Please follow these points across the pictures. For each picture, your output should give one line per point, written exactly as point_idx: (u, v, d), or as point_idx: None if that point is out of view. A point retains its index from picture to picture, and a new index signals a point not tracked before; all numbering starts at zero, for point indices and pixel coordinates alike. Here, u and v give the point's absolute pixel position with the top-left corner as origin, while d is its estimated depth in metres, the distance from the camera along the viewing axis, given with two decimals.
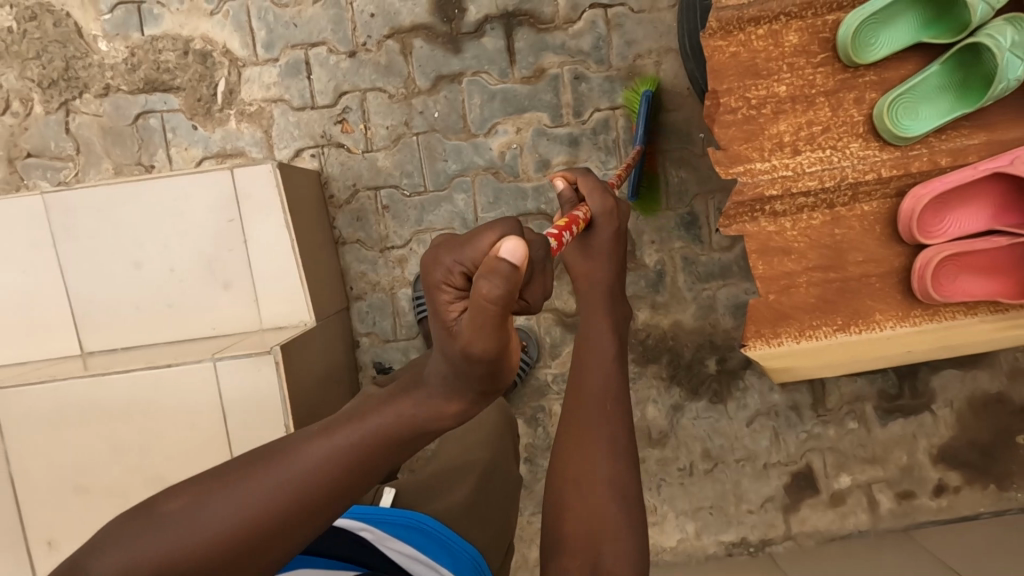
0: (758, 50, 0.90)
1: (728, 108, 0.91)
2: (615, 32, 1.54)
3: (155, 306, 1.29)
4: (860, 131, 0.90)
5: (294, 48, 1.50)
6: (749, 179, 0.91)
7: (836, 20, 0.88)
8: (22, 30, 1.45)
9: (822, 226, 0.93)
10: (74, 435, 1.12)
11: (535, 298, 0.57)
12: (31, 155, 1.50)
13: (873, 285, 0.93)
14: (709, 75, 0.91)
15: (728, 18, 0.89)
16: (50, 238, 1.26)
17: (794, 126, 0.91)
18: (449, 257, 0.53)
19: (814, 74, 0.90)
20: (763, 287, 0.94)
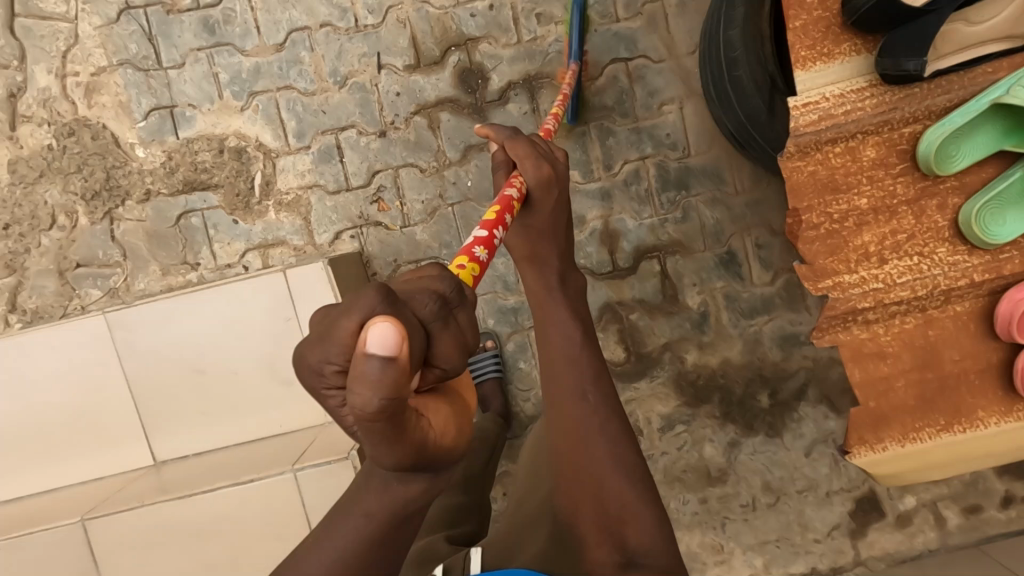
0: (838, 166, 0.84)
1: (810, 225, 0.85)
2: (638, 84, 1.54)
3: (222, 410, 1.31)
4: (945, 235, 0.85)
5: (324, 134, 1.53)
6: (839, 293, 0.86)
7: (914, 131, 0.83)
8: (62, 146, 1.48)
9: (915, 329, 0.88)
10: (166, 552, 1.15)
11: (450, 358, 0.53)
12: (80, 265, 1.53)
13: (974, 383, 0.88)
14: (789, 194, 0.85)
15: (805, 141, 0.83)
16: (117, 355, 1.28)
17: (879, 236, 0.86)
18: (315, 358, 0.49)
19: (894, 184, 0.85)
20: (861, 394, 0.89)
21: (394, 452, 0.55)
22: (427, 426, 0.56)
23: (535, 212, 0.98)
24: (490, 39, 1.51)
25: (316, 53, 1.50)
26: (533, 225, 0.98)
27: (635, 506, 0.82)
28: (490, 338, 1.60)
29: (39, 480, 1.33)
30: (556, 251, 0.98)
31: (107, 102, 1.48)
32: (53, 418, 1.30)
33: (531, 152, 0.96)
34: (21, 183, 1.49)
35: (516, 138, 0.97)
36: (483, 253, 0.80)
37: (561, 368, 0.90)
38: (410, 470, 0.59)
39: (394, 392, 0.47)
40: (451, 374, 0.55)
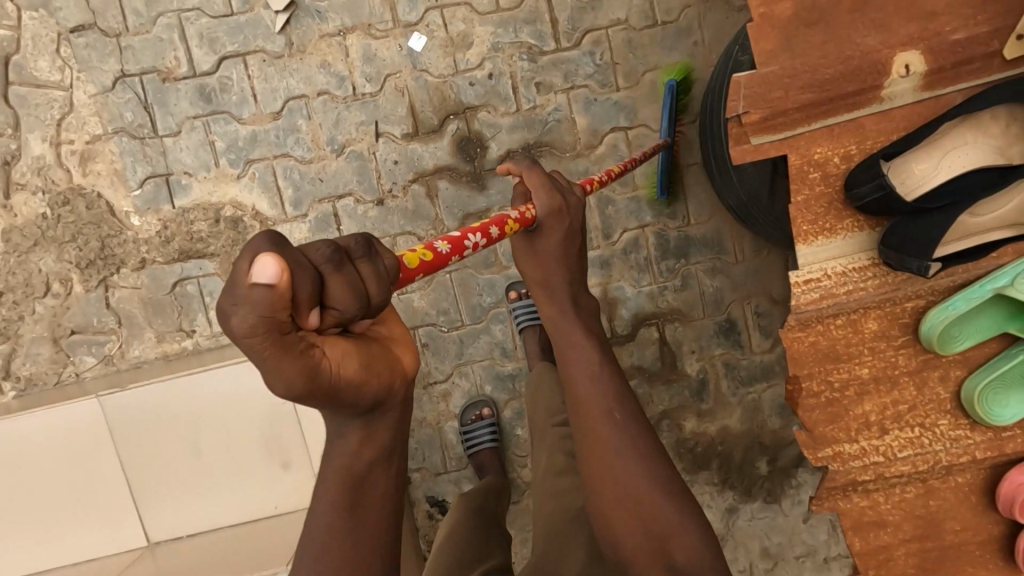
0: (839, 338, 0.86)
1: (811, 392, 0.88)
2: (638, 153, 1.53)
3: (216, 492, 1.30)
4: (947, 407, 0.88)
5: (321, 202, 1.51)
6: (840, 466, 0.90)
7: (916, 307, 0.85)
8: (56, 215, 1.47)
9: (916, 498, 0.92)
10: None
11: (340, 299, 0.55)
12: (74, 332, 1.52)
13: (972, 551, 0.93)
14: (789, 362, 0.88)
15: (808, 316, 0.86)
16: (110, 439, 1.27)
17: (879, 406, 0.88)
18: (228, 299, 0.51)
19: (897, 355, 0.87)
20: (863, 562, 0.94)
21: (350, 407, 0.64)
22: (326, 366, 0.57)
23: (546, 242, 0.95)
24: (489, 107, 1.50)
25: (313, 122, 1.49)
26: (546, 262, 0.96)
27: (659, 501, 0.85)
28: (487, 405, 1.59)
29: (29, 562, 1.31)
30: (552, 244, 0.96)
31: (102, 170, 1.47)
32: (44, 500, 1.29)
33: (542, 182, 0.95)
34: (16, 251, 1.48)
35: (530, 174, 0.96)
36: (442, 246, 0.77)
37: (587, 411, 0.89)
38: (367, 415, 0.66)
39: (268, 312, 0.51)
40: (349, 319, 0.57)
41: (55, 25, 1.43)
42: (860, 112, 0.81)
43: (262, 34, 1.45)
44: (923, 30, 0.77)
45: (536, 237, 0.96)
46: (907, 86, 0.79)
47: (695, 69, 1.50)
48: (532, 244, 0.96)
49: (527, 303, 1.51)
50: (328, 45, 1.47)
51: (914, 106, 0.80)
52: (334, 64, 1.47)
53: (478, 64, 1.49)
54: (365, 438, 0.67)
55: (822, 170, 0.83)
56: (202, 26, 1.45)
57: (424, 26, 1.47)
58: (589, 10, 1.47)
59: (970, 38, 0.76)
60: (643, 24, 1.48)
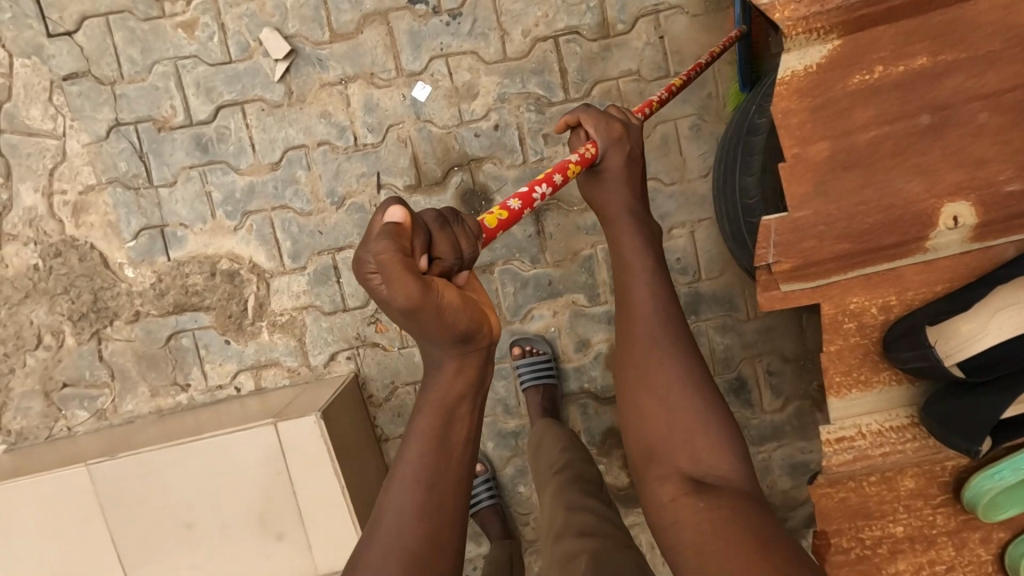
0: (871, 495, 0.88)
1: (840, 547, 0.90)
2: (649, 208, 1.48)
3: (209, 563, 1.26)
4: (987, 569, 0.89)
5: (320, 255, 1.47)
6: None
7: (956, 467, 0.85)
8: (48, 266, 1.43)
9: None
10: None
11: (447, 251, 0.68)
12: (66, 385, 1.48)
13: None
14: (818, 517, 0.90)
15: (840, 475, 0.88)
16: (100, 509, 1.23)
17: (913, 564, 0.90)
18: (362, 252, 0.62)
19: (934, 514, 0.88)
20: None
21: (439, 338, 0.69)
22: (433, 287, 0.63)
23: (611, 177, 0.90)
24: (495, 159, 1.45)
25: (313, 173, 1.44)
26: (603, 192, 0.91)
27: (707, 424, 0.77)
28: (478, 463, 1.54)
29: None
30: (623, 202, 0.90)
31: (96, 221, 1.43)
32: (34, 566, 1.26)
33: (608, 115, 0.91)
34: (7, 304, 1.44)
35: (593, 113, 0.91)
36: (515, 203, 0.80)
37: (637, 320, 0.83)
38: (455, 347, 0.70)
39: (397, 239, 0.61)
40: (450, 268, 0.69)
41: (48, 72, 1.38)
42: (901, 261, 0.81)
43: (260, 82, 1.41)
44: (971, 177, 0.77)
45: (593, 188, 0.93)
46: (954, 238, 0.79)
47: (708, 123, 1.45)
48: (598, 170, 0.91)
49: (530, 361, 1.47)
50: (329, 94, 1.42)
51: (961, 256, 0.79)
52: (334, 114, 1.43)
53: (484, 115, 1.44)
54: (461, 360, 0.72)
55: (857, 319, 0.83)
56: (199, 74, 1.40)
57: (428, 75, 1.42)
58: (600, 60, 1.42)
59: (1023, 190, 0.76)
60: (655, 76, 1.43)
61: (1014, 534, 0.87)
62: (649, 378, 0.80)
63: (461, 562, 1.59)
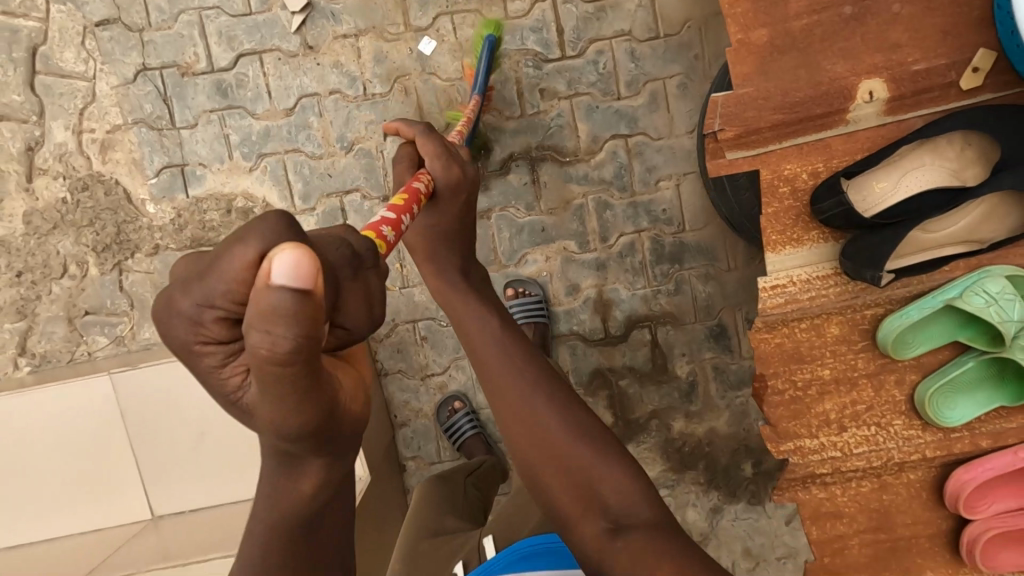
0: (802, 340, 1.01)
1: (775, 389, 1.03)
2: (637, 161, 1.58)
3: (221, 472, 1.37)
4: (902, 408, 1.01)
5: (329, 196, 1.57)
6: (799, 456, 1.04)
7: (873, 314, 0.98)
8: (75, 199, 1.54)
9: (871, 492, 1.04)
10: None
11: (354, 310, 0.47)
12: (89, 313, 1.58)
13: (923, 545, 1.05)
14: (757, 361, 1.02)
15: (774, 320, 1.00)
16: (123, 422, 1.34)
17: (839, 404, 1.02)
18: (188, 303, 0.42)
19: (857, 358, 1.00)
20: (817, 550, 1.07)
21: (307, 445, 0.51)
22: (341, 398, 0.51)
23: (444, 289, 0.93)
24: (495, 111, 1.55)
25: (324, 119, 1.55)
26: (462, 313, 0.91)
27: (601, 452, 0.80)
28: (457, 400, 1.65)
29: (39, 530, 1.38)
30: (440, 231, 0.96)
31: (121, 158, 1.53)
32: (57, 474, 1.36)
33: (452, 161, 0.95)
34: (36, 234, 1.55)
35: (449, 192, 0.96)
36: (390, 232, 0.74)
37: (486, 365, 0.85)
38: (310, 435, 0.50)
39: (311, 330, 0.40)
40: (348, 338, 0.50)
41: (82, 18, 1.49)
42: (826, 132, 0.96)
43: (278, 34, 1.51)
44: (886, 60, 0.93)
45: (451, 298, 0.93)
46: (870, 110, 0.94)
47: (694, 81, 1.55)
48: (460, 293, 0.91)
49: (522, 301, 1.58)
50: (341, 45, 1.52)
51: (876, 128, 0.95)
52: (346, 64, 1.53)
53: None
54: (326, 463, 0.55)
55: (790, 185, 0.98)
56: (222, 24, 1.51)
57: (434, 30, 1.52)
58: (595, 20, 1.53)
59: (929, 68, 0.92)
60: (646, 36, 1.53)
61: (923, 376, 0.99)
62: (510, 404, 0.82)
63: None
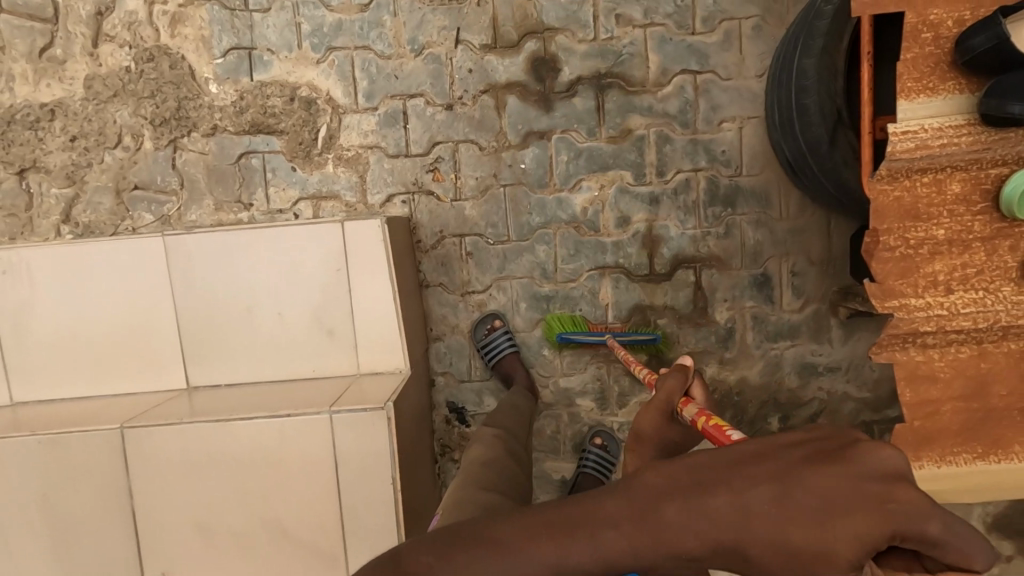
0: (922, 196, 0.99)
1: (886, 246, 1.01)
2: (703, 99, 1.59)
3: (262, 349, 1.35)
4: (1012, 275, 1.01)
5: (392, 98, 1.57)
6: (904, 313, 1.03)
7: (999, 174, 0.97)
8: (139, 69, 1.53)
9: (969, 359, 1.04)
10: (197, 481, 1.15)
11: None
12: (137, 188, 1.57)
13: (1017, 418, 1.05)
14: (873, 214, 1.00)
15: (899, 168, 0.98)
16: (171, 286, 1.34)
17: (949, 266, 1.01)
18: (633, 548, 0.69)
19: (973, 220, 0.99)
20: (909, 413, 1.06)
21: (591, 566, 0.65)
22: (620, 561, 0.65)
23: (835, 551, 0.58)
24: (568, 32, 1.56)
25: (398, 19, 1.54)
26: (786, 464, 0.63)
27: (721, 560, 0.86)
28: (496, 319, 1.65)
29: (71, 388, 1.37)
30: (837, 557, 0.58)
31: (190, 34, 1.52)
32: (101, 331, 1.35)
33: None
34: (95, 100, 1.54)
35: (935, 565, 0.60)
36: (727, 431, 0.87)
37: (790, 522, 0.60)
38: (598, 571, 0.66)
39: None
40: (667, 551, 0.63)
41: None
42: None
43: None
44: None
45: (854, 567, 0.58)
46: None
47: (769, 24, 1.56)
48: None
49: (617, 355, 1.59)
50: None
51: None
52: None
53: None
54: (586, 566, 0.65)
55: (935, 30, 0.95)
56: None
57: None
58: None
59: None
60: None
61: None
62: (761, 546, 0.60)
63: (478, 414, 1.69)
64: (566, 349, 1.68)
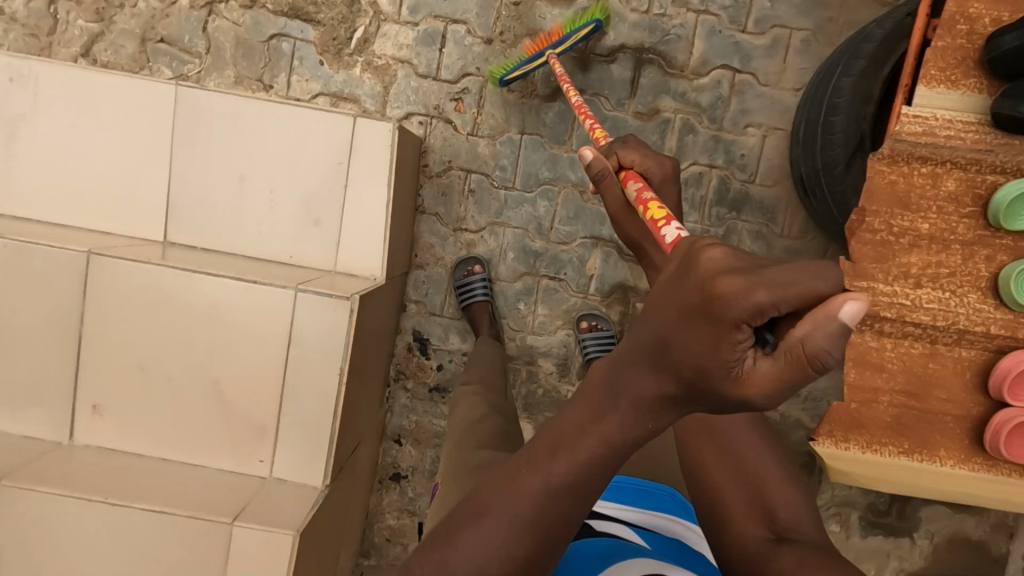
0: (916, 185, 1.01)
1: (869, 227, 1.02)
2: (736, 98, 1.59)
3: (246, 222, 1.35)
4: (982, 284, 1.01)
5: (435, 19, 1.56)
6: (869, 296, 1.03)
7: (994, 181, 0.98)
8: None
9: (919, 357, 1.05)
10: (152, 324, 1.15)
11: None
12: (163, 41, 1.56)
13: (948, 425, 1.06)
14: (864, 192, 1.02)
15: (900, 150, 1.00)
16: (172, 136, 1.33)
17: (924, 261, 1.02)
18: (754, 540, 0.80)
19: (959, 222, 1.01)
20: (848, 394, 1.07)
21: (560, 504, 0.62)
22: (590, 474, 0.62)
23: (714, 360, 0.51)
24: None
25: None
26: (650, 316, 0.57)
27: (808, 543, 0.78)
28: (478, 264, 1.65)
29: (48, 212, 1.36)
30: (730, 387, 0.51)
31: None
32: (92, 164, 1.34)
33: (785, 368, 0.48)
34: None
35: (797, 309, 0.47)
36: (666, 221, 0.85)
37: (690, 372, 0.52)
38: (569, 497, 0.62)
39: None
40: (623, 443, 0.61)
41: None
42: None
43: None
44: None
45: (730, 365, 0.50)
46: None
47: (818, 41, 1.56)
48: (746, 373, 0.50)
49: (596, 336, 1.63)
50: None
51: None
52: None
53: None
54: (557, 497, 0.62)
55: (971, 25, 0.96)
56: None
57: None
58: None
59: None
60: None
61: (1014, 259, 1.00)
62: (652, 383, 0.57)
63: (441, 350, 1.70)
64: (541, 309, 1.69)
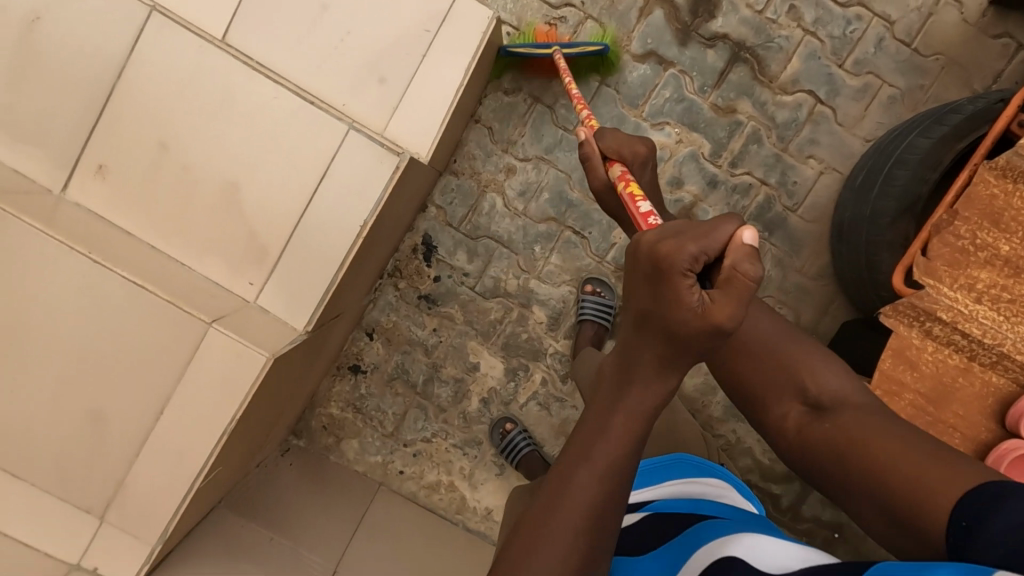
0: (1013, 206, 0.99)
1: (955, 230, 1.00)
2: (809, 126, 1.60)
3: (308, 53, 1.26)
4: None
5: None
6: (931, 292, 1.00)
7: None
8: None
9: (953, 369, 0.99)
10: (190, 106, 1.08)
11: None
12: None
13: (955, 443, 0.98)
14: (964, 197, 1.01)
15: (1014, 165, 1.00)
16: None
17: (992, 279, 0.99)
18: None
19: None
20: (877, 379, 1.00)
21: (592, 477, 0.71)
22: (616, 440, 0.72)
23: (678, 312, 0.65)
24: None
25: None
26: (623, 318, 0.75)
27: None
28: (508, 422, 1.69)
29: None
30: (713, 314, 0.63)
31: None
32: None
33: (735, 293, 0.62)
34: None
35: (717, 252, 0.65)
36: None
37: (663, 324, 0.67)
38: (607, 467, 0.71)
39: None
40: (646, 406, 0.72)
41: None
42: None
43: None
44: None
45: (694, 306, 0.64)
46: None
47: (903, 103, 1.59)
48: (709, 308, 0.63)
49: (597, 300, 1.61)
50: None
51: None
52: None
53: None
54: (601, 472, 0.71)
55: None
56: None
57: None
58: None
59: None
60: (902, 36, 1.56)
61: None
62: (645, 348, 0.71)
63: (444, 262, 1.66)
64: (553, 258, 1.66)
